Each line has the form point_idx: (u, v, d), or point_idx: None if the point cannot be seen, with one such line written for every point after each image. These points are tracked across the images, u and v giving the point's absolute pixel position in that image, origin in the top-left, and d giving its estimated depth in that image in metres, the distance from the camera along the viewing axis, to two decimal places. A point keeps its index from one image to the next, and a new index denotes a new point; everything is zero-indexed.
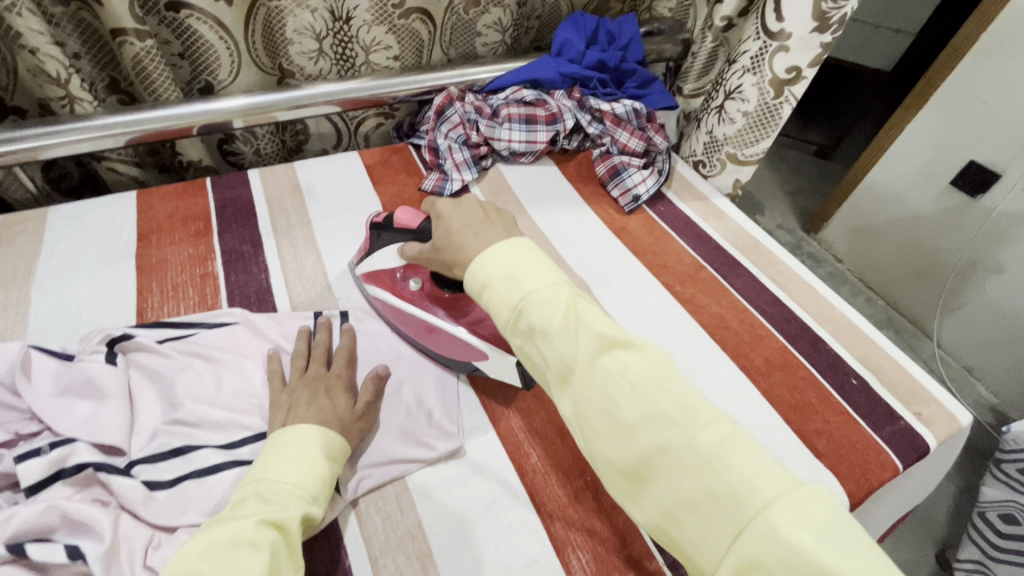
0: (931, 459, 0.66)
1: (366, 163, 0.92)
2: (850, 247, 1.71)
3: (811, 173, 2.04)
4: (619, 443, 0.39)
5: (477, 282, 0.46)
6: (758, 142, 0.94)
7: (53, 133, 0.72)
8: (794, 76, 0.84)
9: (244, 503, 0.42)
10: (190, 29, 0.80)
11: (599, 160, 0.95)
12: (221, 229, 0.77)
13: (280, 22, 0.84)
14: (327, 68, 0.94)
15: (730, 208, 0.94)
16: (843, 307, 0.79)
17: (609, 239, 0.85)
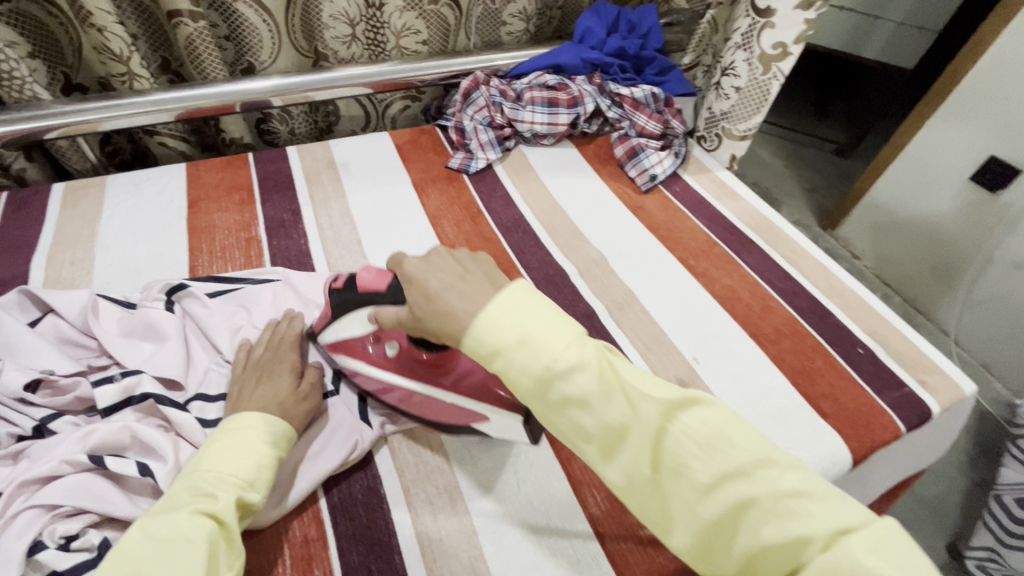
0: (934, 425, 0.68)
1: (396, 143, 0.97)
2: (868, 242, 1.71)
3: (828, 170, 2.04)
4: (692, 503, 0.39)
5: (487, 349, 0.42)
6: (752, 118, 0.97)
7: (115, 104, 0.78)
8: (780, 52, 0.89)
9: (178, 496, 0.42)
10: (235, 12, 0.86)
11: (617, 142, 0.99)
12: (264, 199, 0.82)
13: (316, 8, 0.89)
14: (358, 50, 0.99)
15: (744, 190, 0.98)
16: (853, 284, 0.82)
17: (625, 216, 0.89)
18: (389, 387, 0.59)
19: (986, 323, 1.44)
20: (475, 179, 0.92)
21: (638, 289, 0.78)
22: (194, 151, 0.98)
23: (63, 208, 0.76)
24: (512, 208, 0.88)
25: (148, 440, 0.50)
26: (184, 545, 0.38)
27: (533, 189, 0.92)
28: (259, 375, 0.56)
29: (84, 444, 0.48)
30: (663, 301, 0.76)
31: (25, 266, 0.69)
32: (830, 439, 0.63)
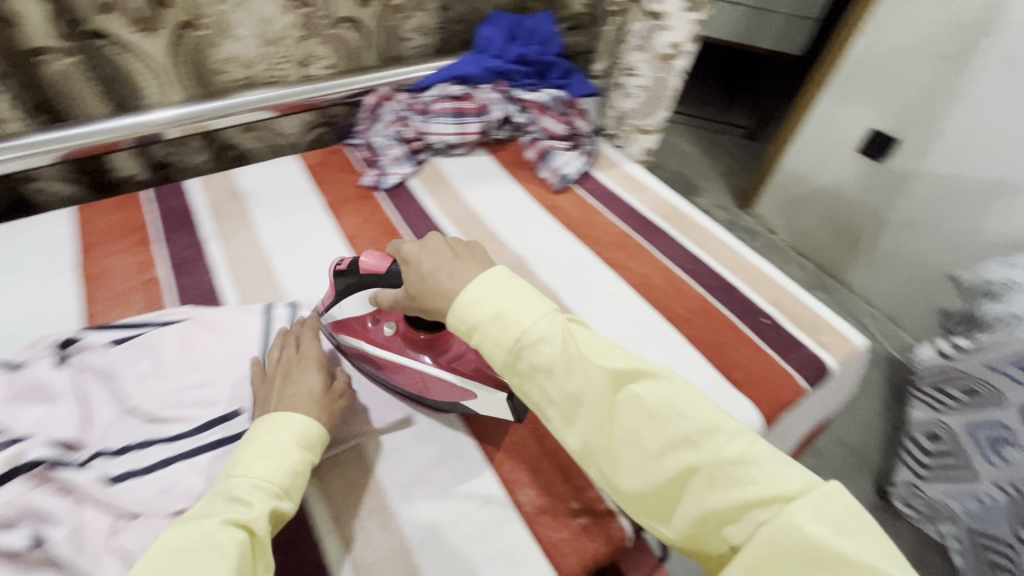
0: (834, 380, 0.75)
1: (305, 165, 0.95)
2: (781, 215, 1.80)
3: (738, 154, 2.17)
4: (643, 471, 0.46)
5: (465, 324, 0.50)
6: (653, 112, 1.09)
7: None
8: (675, 51, 1.00)
9: (214, 503, 0.44)
10: (113, 57, 0.79)
11: (528, 146, 1.02)
12: (164, 237, 0.79)
13: (207, 51, 0.85)
14: (255, 80, 0.93)
15: (651, 181, 1.03)
16: (757, 261, 0.88)
17: (541, 217, 0.91)
18: (384, 367, 0.64)
19: (885, 279, 1.57)
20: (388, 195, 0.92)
21: (555, 287, 0.80)
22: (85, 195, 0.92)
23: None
24: (427, 221, 0.88)
25: (42, 510, 0.47)
26: (215, 559, 0.39)
27: (447, 200, 0.92)
28: (284, 373, 0.57)
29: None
30: (580, 296, 0.79)
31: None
32: (739, 406, 0.67)
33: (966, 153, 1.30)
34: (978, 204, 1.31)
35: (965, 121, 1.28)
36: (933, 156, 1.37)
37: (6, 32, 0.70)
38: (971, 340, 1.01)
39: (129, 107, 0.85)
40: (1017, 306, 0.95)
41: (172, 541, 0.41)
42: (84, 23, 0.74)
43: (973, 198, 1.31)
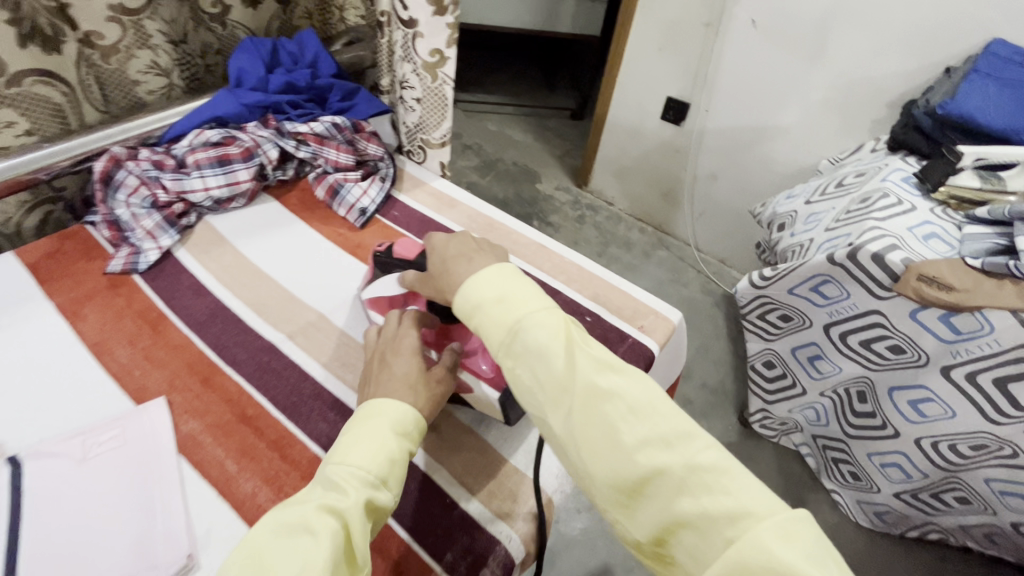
0: (660, 361, 0.75)
1: (65, 243, 0.76)
2: (617, 190, 1.94)
3: (572, 136, 2.28)
4: (615, 462, 0.41)
5: (468, 304, 0.48)
6: (442, 124, 0.95)
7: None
8: (438, 59, 0.86)
9: (312, 490, 0.43)
10: (31, 93, 0.74)
11: (354, 173, 0.89)
12: (46, 279, 0.71)
13: (123, 65, 0.83)
14: (174, 86, 0.91)
15: (462, 194, 0.95)
16: (570, 256, 0.84)
17: (431, 220, 0.89)
18: None
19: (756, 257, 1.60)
20: (297, 207, 0.86)
21: None
22: None
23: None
24: (268, 237, 0.80)
25: None
26: (307, 537, 0.39)
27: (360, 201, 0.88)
28: (383, 355, 0.55)
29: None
30: None
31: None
32: None
33: (755, 106, 1.48)
34: (762, 148, 1.53)
35: (767, 85, 1.43)
36: (792, 111, 1.43)
37: None
38: (772, 274, 1.20)
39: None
40: (802, 234, 1.24)
41: (264, 532, 0.40)
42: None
43: (760, 140, 1.52)
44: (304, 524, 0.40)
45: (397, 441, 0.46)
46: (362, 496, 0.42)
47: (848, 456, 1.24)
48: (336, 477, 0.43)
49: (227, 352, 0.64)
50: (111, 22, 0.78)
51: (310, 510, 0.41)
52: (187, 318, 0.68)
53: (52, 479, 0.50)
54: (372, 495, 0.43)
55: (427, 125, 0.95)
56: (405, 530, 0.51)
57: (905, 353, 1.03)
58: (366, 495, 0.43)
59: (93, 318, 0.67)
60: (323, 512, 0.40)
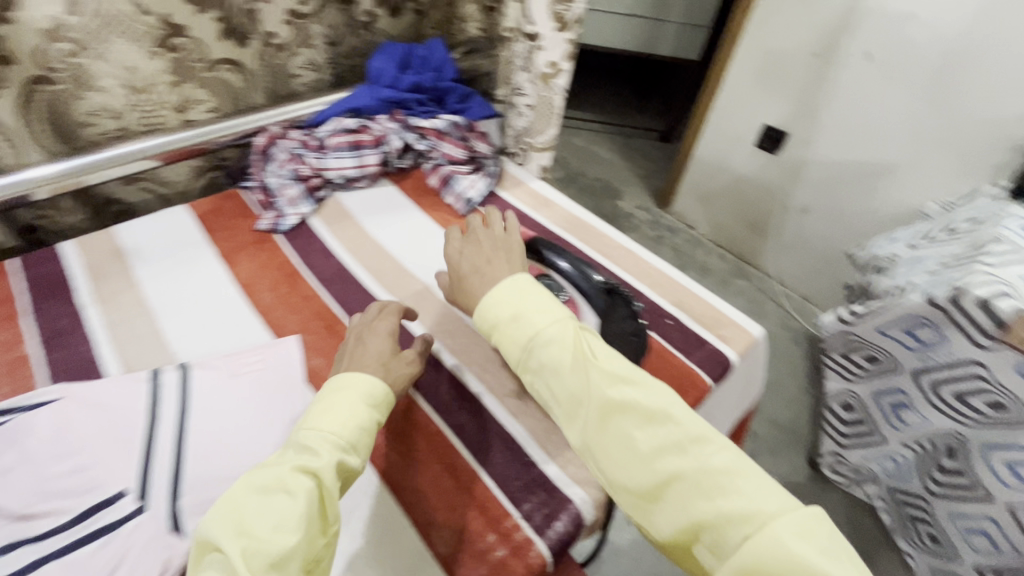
0: (738, 373, 0.76)
1: (218, 203, 0.89)
2: (700, 214, 1.93)
3: (658, 158, 2.30)
4: (633, 468, 0.45)
5: (487, 323, 0.55)
6: (547, 129, 1.04)
7: (60, 165, 0.77)
8: (554, 71, 0.95)
9: (287, 453, 0.47)
10: (217, 75, 0.89)
11: (469, 164, 0.98)
12: (211, 230, 0.84)
13: (288, 60, 0.97)
14: (322, 80, 1.05)
15: (557, 196, 1.02)
16: (657, 263, 0.88)
17: (525, 216, 0.96)
18: None
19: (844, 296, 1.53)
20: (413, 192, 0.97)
21: None
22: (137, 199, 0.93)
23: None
24: (385, 217, 0.91)
25: (18, 537, 0.49)
26: (286, 496, 0.42)
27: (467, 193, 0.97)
28: (358, 334, 0.61)
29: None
30: None
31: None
32: None
33: (860, 139, 1.44)
34: (863, 183, 1.48)
35: (877, 118, 1.39)
36: (902, 148, 1.38)
37: (114, 63, 0.79)
38: (862, 311, 1.16)
39: (187, 118, 0.91)
40: (901, 277, 1.18)
41: (249, 489, 0.43)
42: (194, 49, 0.84)
43: (861, 175, 1.47)
44: (279, 485, 0.43)
45: (366, 411, 0.51)
46: (333, 458, 0.46)
47: (927, 515, 1.16)
48: (308, 442, 0.47)
49: (348, 306, 0.74)
50: (286, 23, 0.92)
51: (285, 472, 0.44)
52: (317, 274, 0.79)
53: (210, 384, 0.62)
54: (342, 457, 0.47)
55: (532, 130, 1.04)
56: (489, 478, 0.57)
57: (1005, 410, 0.96)
58: (338, 458, 0.46)
59: (244, 265, 0.79)
60: (298, 473, 0.44)
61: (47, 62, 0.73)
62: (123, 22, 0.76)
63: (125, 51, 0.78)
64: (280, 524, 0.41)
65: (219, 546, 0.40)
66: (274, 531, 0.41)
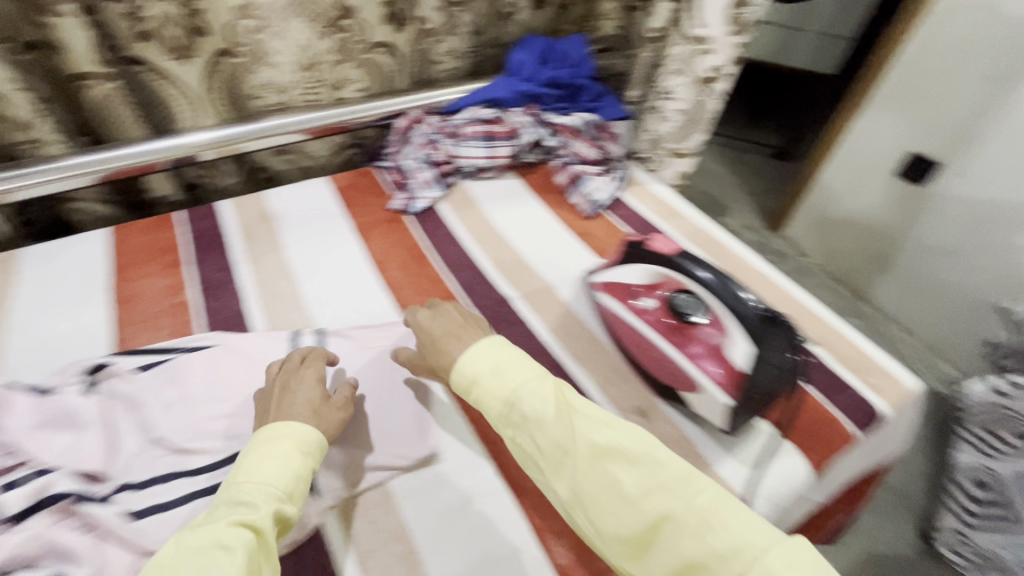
0: (885, 427, 0.66)
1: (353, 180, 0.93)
2: (814, 241, 1.76)
3: (770, 177, 2.10)
4: (621, 514, 0.45)
5: (466, 379, 0.52)
6: (691, 135, 1.04)
7: (225, 130, 0.84)
8: (715, 75, 0.96)
9: (218, 509, 0.43)
10: (369, 58, 0.93)
11: (561, 169, 0.96)
12: (347, 204, 0.88)
13: (433, 47, 0.99)
14: (460, 69, 1.06)
15: (684, 207, 0.95)
16: (795, 291, 0.80)
17: (651, 225, 0.91)
18: (630, 332, 0.67)
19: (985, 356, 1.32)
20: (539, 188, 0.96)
21: None
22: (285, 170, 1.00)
23: (110, 248, 0.75)
24: (511, 209, 0.90)
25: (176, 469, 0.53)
26: (223, 551, 0.39)
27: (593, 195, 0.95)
28: (284, 382, 0.55)
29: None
30: None
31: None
32: (797, 458, 0.60)
33: None
34: None
35: None
36: None
37: (285, 41, 0.84)
38: None
39: (340, 97, 0.96)
40: None
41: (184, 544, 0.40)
42: (354, 32, 0.88)
43: None
44: (215, 541, 0.39)
45: (301, 458, 0.47)
46: (270, 508, 0.43)
47: None
48: (242, 495, 0.43)
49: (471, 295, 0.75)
50: (439, 11, 0.95)
51: (220, 528, 0.40)
52: (445, 259, 0.80)
53: (343, 354, 0.64)
54: (279, 505, 0.44)
55: (675, 136, 1.03)
56: None
57: None
58: (275, 507, 0.43)
59: (376, 242, 0.82)
60: (235, 526, 0.41)
61: (232, 35, 0.79)
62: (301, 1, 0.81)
63: (296, 30, 0.83)
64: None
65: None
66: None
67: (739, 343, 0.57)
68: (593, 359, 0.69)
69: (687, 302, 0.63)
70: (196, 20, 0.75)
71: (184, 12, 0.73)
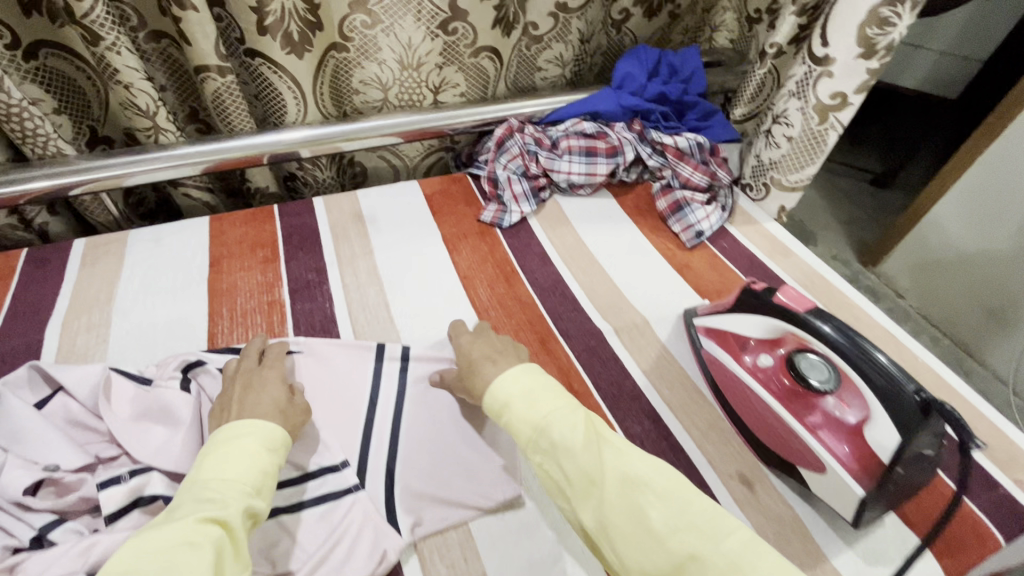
0: None
1: (433, 189, 0.90)
2: (911, 279, 1.45)
3: (865, 204, 1.74)
4: (647, 554, 0.38)
5: (497, 401, 0.47)
6: (805, 168, 0.88)
7: (327, 129, 0.83)
8: (839, 102, 0.80)
9: (181, 506, 0.38)
10: (476, 62, 0.91)
11: (659, 194, 0.90)
12: (436, 212, 0.86)
13: (538, 54, 0.95)
14: (563, 77, 1.02)
15: (796, 245, 0.87)
16: (928, 358, 0.70)
17: (759, 262, 0.83)
18: (740, 390, 0.59)
19: None
20: (637, 212, 0.90)
21: None
22: (379, 168, 1.00)
23: (209, 239, 0.76)
24: (605, 228, 0.86)
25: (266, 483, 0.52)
26: (190, 549, 0.34)
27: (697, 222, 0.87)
28: (244, 382, 0.52)
29: (84, 563, 0.41)
30: None
31: (39, 334, 0.63)
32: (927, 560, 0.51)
33: None
34: None
35: None
36: None
37: (397, 43, 0.83)
38: None
39: (438, 100, 0.94)
40: None
41: (137, 545, 0.34)
42: (463, 35, 0.86)
43: None
44: (184, 540, 0.35)
45: (266, 455, 0.44)
46: (239, 505, 0.39)
47: None
48: (208, 491, 0.39)
49: (562, 323, 0.71)
50: (550, 16, 0.89)
51: (187, 525, 0.36)
52: (533, 282, 0.76)
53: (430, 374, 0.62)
54: (248, 500, 0.40)
55: (784, 166, 0.90)
56: None
57: None
58: (244, 503, 0.40)
59: (465, 254, 0.79)
60: (205, 524, 0.36)
61: (344, 30, 0.79)
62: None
63: (408, 31, 0.82)
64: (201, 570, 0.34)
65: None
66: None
67: (884, 425, 0.50)
68: (691, 410, 0.63)
69: (810, 366, 0.58)
70: (315, 15, 0.76)
71: (305, 7, 0.74)
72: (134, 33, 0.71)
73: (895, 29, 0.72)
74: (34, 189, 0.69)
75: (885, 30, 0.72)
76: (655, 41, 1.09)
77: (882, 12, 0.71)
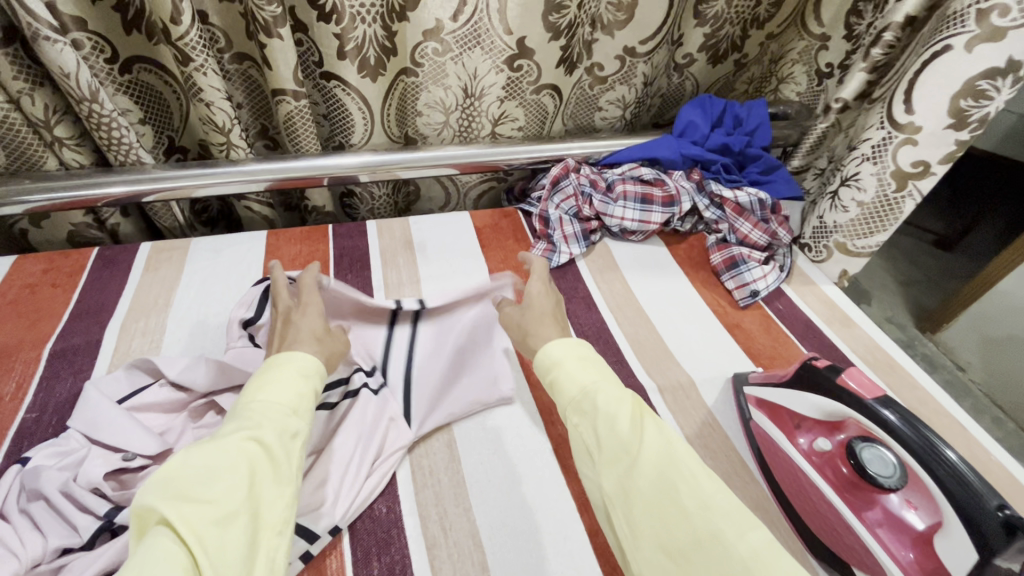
0: None
1: (478, 224, 0.90)
2: (978, 354, 1.35)
3: (926, 267, 1.62)
4: (665, 523, 0.35)
5: (549, 359, 0.47)
6: (873, 236, 0.84)
7: (390, 155, 0.84)
8: (921, 171, 0.76)
9: (224, 426, 0.38)
10: (538, 99, 0.91)
11: (715, 248, 0.87)
12: (485, 246, 0.86)
13: (600, 95, 0.95)
14: (621, 120, 1.01)
15: (858, 313, 0.83)
16: (1002, 456, 0.65)
17: (817, 330, 0.79)
18: (795, 476, 0.56)
19: None
20: (688, 262, 0.88)
21: None
22: (432, 196, 1.03)
23: (264, 255, 0.78)
24: (656, 276, 0.84)
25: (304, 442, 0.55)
26: (230, 465, 0.34)
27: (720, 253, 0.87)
28: (285, 318, 0.54)
29: None
30: None
31: (99, 334, 0.65)
32: None
33: None
34: None
35: None
36: None
37: (462, 72, 0.84)
38: None
39: (496, 131, 0.95)
40: None
41: (181, 459, 0.34)
42: (528, 73, 0.86)
43: None
44: (223, 451, 0.35)
45: (306, 379, 0.44)
46: (279, 424, 0.39)
47: None
48: (251, 412, 0.39)
49: None
50: (617, 59, 0.89)
51: (230, 440, 0.36)
52: (577, 327, 0.75)
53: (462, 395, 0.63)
54: (285, 421, 0.39)
55: (850, 230, 0.86)
56: None
57: None
58: (285, 424, 0.39)
59: None
60: (247, 440, 0.36)
61: (415, 59, 0.81)
62: (488, 36, 0.79)
63: (475, 63, 0.83)
64: (232, 484, 0.34)
65: (163, 515, 0.30)
66: (221, 492, 0.33)
67: (960, 541, 0.45)
68: (735, 484, 0.59)
69: (874, 457, 0.52)
70: (391, 42, 0.79)
71: (383, 35, 0.77)
72: (220, 54, 0.75)
73: (991, 103, 0.69)
74: (111, 194, 0.72)
75: (981, 103, 0.69)
76: (717, 88, 1.07)
77: (979, 85, 0.68)
